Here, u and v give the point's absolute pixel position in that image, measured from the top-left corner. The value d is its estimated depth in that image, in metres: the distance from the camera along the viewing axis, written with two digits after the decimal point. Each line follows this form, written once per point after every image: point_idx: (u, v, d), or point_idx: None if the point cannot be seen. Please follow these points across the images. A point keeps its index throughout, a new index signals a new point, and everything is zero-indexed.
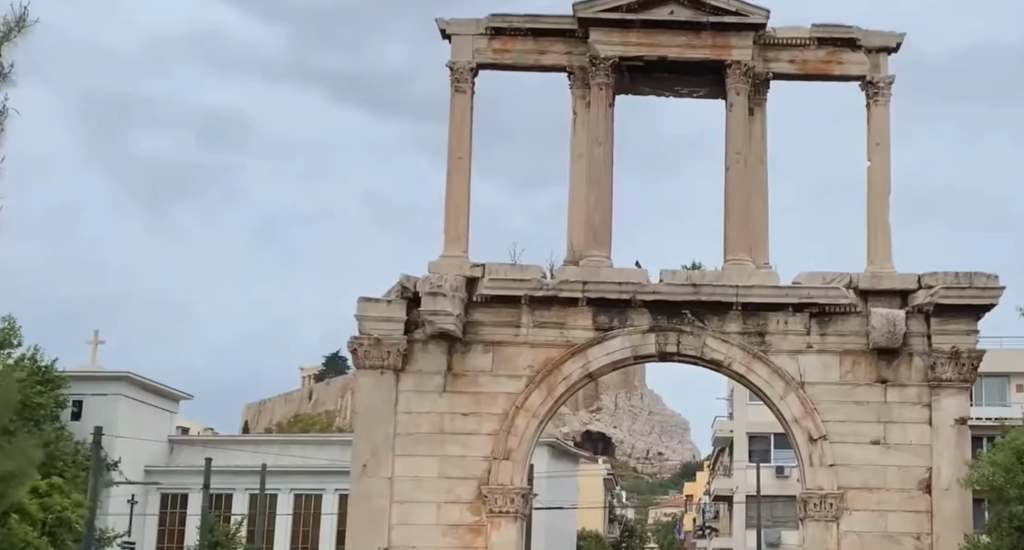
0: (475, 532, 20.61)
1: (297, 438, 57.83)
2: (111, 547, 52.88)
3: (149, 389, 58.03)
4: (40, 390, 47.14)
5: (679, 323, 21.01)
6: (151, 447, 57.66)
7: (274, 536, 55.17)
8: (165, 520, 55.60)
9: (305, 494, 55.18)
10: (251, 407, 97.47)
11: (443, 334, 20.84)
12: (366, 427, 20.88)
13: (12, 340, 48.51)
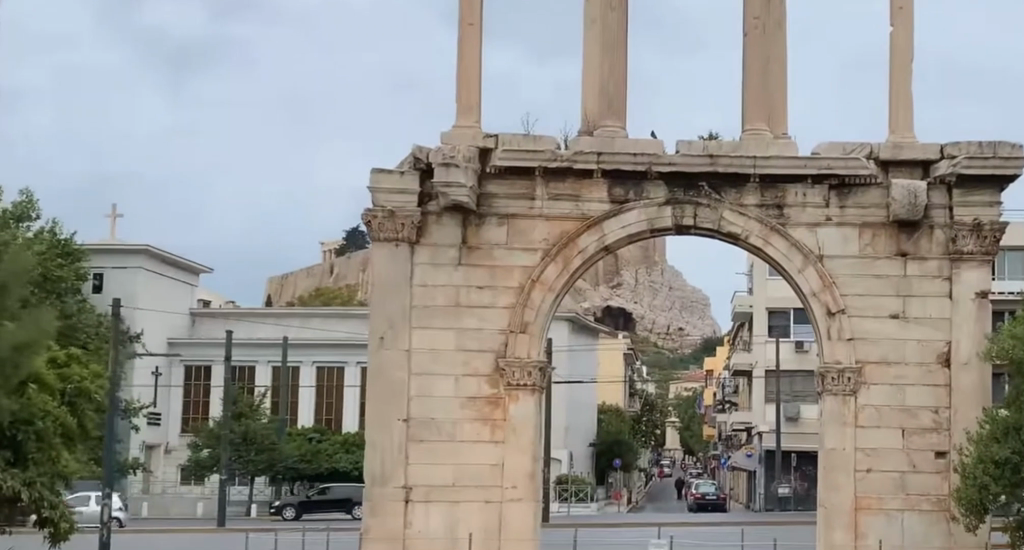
0: (492, 405, 20.65)
1: (318, 312, 58.35)
2: (138, 418, 53.76)
3: (170, 262, 58.38)
4: (60, 263, 47.51)
5: (696, 195, 20.65)
6: (173, 320, 58.27)
7: (296, 406, 55.72)
8: (189, 391, 56.43)
9: (328, 366, 55.86)
10: (273, 281, 98.25)
11: (456, 207, 20.57)
12: (381, 300, 20.77)
13: (31, 215, 48.71)
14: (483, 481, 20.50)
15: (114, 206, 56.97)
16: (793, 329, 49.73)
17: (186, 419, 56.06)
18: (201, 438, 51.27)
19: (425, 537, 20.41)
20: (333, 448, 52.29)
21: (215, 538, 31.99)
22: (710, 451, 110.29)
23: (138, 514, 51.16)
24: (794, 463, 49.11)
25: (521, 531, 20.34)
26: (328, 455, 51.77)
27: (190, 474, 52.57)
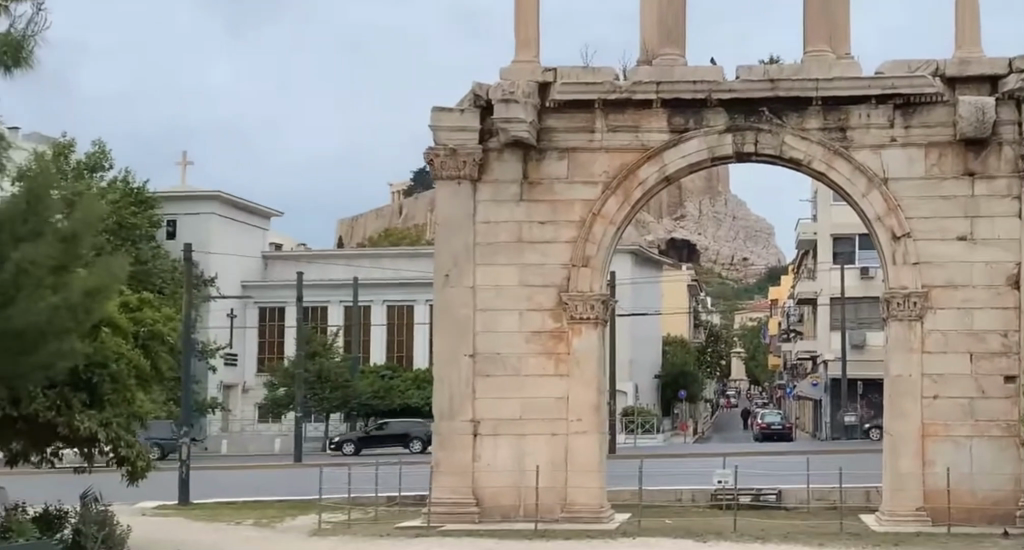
0: (557, 339, 20.76)
1: (387, 251, 59.11)
2: (216, 358, 54.91)
3: (241, 207, 59.22)
4: (132, 212, 48.32)
5: (756, 121, 20.52)
6: (247, 263, 59.24)
7: (369, 346, 56.66)
8: (265, 332, 57.52)
9: (398, 305, 56.42)
10: (345, 224, 99.50)
11: (517, 142, 20.64)
12: (446, 237, 20.98)
13: (104, 164, 49.56)
14: (550, 414, 20.66)
15: (184, 154, 57.82)
16: (858, 256, 51.21)
17: (263, 358, 57.23)
18: (277, 377, 52.33)
19: (494, 470, 20.63)
20: (405, 385, 52.86)
21: (289, 474, 32.74)
22: (776, 381, 110.46)
23: (217, 452, 52.39)
24: (860, 392, 50.30)
25: (587, 462, 20.44)
26: (400, 391, 52.40)
27: (269, 412, 53.72)
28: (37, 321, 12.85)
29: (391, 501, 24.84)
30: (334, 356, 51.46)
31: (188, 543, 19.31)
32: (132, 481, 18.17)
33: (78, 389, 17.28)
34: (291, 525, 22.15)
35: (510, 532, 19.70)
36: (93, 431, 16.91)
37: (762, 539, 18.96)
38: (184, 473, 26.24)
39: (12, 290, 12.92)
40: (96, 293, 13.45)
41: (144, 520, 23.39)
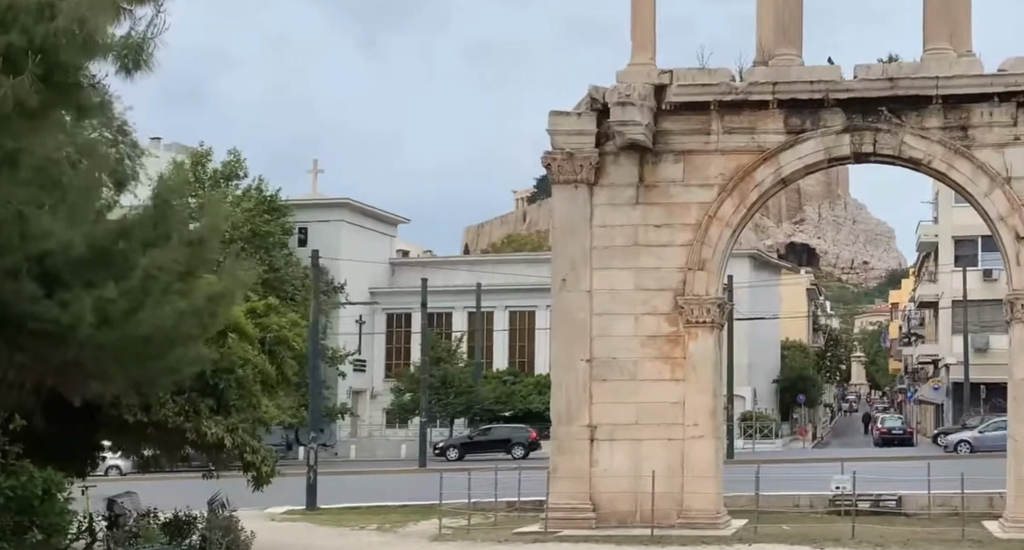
0: (673, 343, 20.65)
1: (509, 258, 59.78)
2: (344, 364, 56.02)
3: (369, 214, 60.41)
4: (266, 219, 49.72)
5: (875, 121, 20.25)
6: (375, 270, 60.37)
7: (491, 351, 57.05)
8: (392, 338, 58.58)
9: (520, 310, 57.02)
10: (470, 232, 100.93)
11: (633, 145, 20.58)
12: (562, 239, 21.01)
13: (238, 173, 51.13)
14: (666, 419, 20.57)
15: (314, 163, 59.23)
16: (980, 259, 50.85)
17: (390, 364, 58.16)
18: (402, 384, 53.17)
19: (611, 475, 20.60)
20: (527, 390, 53.11)
21: (410, 478, 33.28)
22: (897, 385, 108.55)
23: (347, 456, 53.30)
24: (984, 396, 50.81)
25: (704, 468, 20.27)
26: (522, 397, 52.64)
27: (396, 417, 54.55)
28: (165, 326, 13.30)
29: (512, 505, 25.08)
30: (458, 362, 52.04)
31: (316, 547, 19.75)
32: (257, 488, 17.18)
33: (205, 394, 16.46)
34: (413, 530, 22.50)
35: (627, 537, 19.65)
36: (220, 438, 16.14)
37: (882, 547, 18.57)
38: (311, 478, 26.87)
39: (141, 295, 13.32)
40: (220, 299, 13.85)
41: (271, 523, 23.99)
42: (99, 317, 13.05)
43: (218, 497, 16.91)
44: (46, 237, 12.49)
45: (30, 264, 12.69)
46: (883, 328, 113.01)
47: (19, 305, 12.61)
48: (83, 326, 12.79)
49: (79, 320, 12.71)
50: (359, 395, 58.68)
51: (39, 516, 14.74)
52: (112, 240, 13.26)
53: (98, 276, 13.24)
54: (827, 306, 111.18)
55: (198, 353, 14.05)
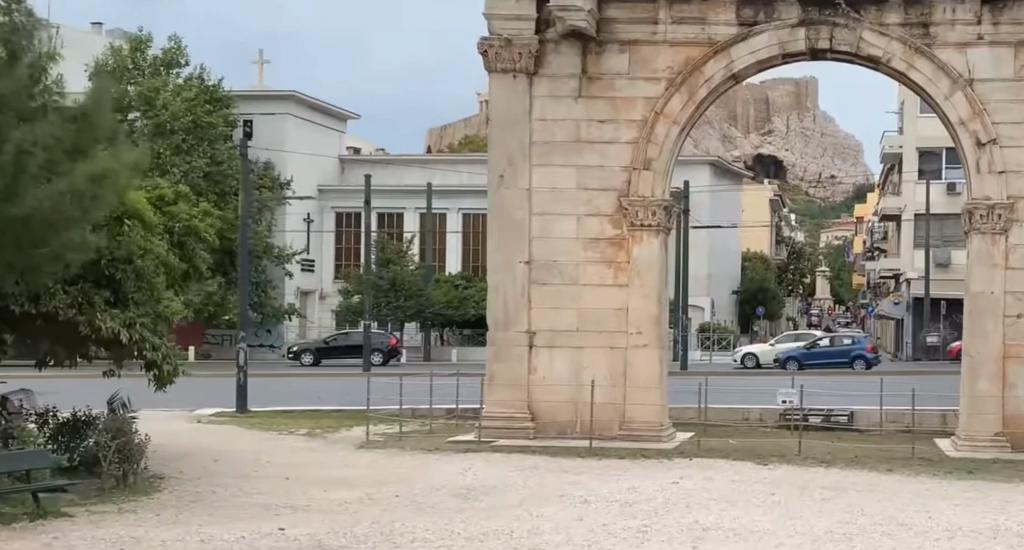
0: (616, 247, 19.32)
1: (463, 158, 58.94)
2: (292, 265, 54.74)
3: (318, 108, 58.38)
4: (206, 112, 47.80)
5: (832, 15, 18.90)
6: (324, 165, 58.86)
7: (444, 254, 56.16)
8: (341, 239, 57.39)
9: (475, 214, 56.03)
10: (434, 133, 99.50)
11: (576, 33, 19.01)
12: (501, 132, 19.47)
13: (180, 61, 48.82)
14: (608, 327, 19.31)
15: (261, 54, 57.08)
16: (945, 172, 50.15)
17: (339, 265, 57.27)
18: (351, 285, 51.92)
19: (550, 384, 19.38)
20: (480, 294, 52.34)
21: (348, 381, 32.28)
22: (859, 300, 108.26)
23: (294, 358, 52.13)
24: (943, 312, 50.22)
25: (647, 378, 19.13)
26: (475, 302, 51.60)
27: (344, 318, 53.25)
28: (43, 208, 11.58)
29: (449, 412, 23.89)
30: (408, 266, 50.75)
31: (231, 450, 18.37)
32: (160, 388, 15.72)
33: (100, 286, 15.01)
34: (340, 436, 21.13)
35: (563, 448, 18.52)
36: (116, 332, 14.61)
37: (827, 464, 17.58)
38: (239, 379, 25.58)
39: (14, 172, 11.54)
40: (105, 179, 12.12)
41: (194, 424, 22.75)
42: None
43: (119, 396, 15.18)
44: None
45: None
46: (846, 242, 112.41)
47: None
48: None
49: None
50: (307, 296, 57.80)
51: None
52: None
53: None
54: (791, 217, 110.44)
55: (84, 238, 12.22)
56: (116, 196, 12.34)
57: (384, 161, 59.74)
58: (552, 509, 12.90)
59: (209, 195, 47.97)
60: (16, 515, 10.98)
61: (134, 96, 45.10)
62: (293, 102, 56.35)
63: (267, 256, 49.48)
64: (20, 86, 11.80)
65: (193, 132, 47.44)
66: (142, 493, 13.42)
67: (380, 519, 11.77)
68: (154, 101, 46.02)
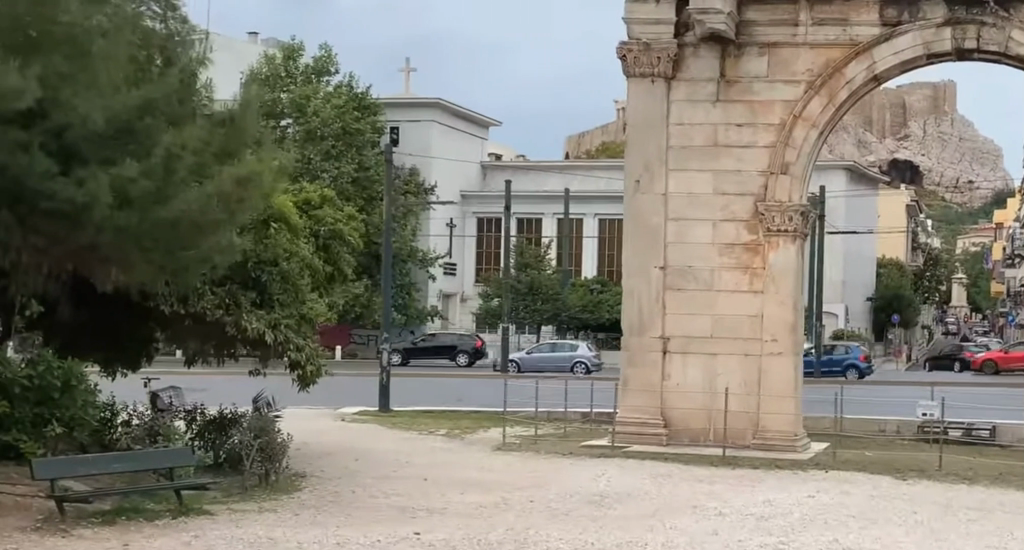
0: (752, 253, 18.91)
1: (599, 164, 59.75)
2: (436, 267, 56.34)
3: (461, 115, 59.75)
4: (355, 118, 49.13)
5: (980, 14, 18.20)
6: (468, 170, 60.18)
7: (580, 258, 56.80)
8: (482, 243, 58.36)
9: (611, 219, 56.75)
10: (571, 140, 99.55)
11: (716, 37, 18.70)
12: (638, 137, 19.31)
13: (329, 69, 49.78)
14: (743, 334, 18.92)
15: (407, 62, 58.56)
16: None
17: (480, 269, 58.18)
18: (491, 288, 52.55)
19: (684, 390, 19.12)
20: (615, 298, 52.85)
21: (480, 383, 32.47)
22: (998, 312, 104.72)
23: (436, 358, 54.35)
24: None
25: (781, 386, 18.68)
26: (610, 306, 51.78)
27: (485, 321, 53.94)
28: (193, 210, 11.69)
29: (584, 416, 23.76)
30: (546, 271, 51.07)
31: (370, 449, 18.54)
32: (302, 387, 15.83)
33: (247, 288, 15.26)
34: (478, 437, 21.09)
35: (696, 456, 18.21)
36: (261, 333, 14.79)
37: (970, 481, 16.97)
38: (382, 380, 25.84)
39: (165, 173, 11.72)
40: (250, 182, 12.31)
41: (336, 423, 23.04)
42: (118, 198, 11.26)
43: (263, 395, 15.45)
44: (14, 96, 10.07)
45: (44, 137, 10.83)
46: (986, 250, 108.91)
47: (27, 180, 10.64)
48: (100, 207, 10.91)
49: (96, 200, 10.82)
50: (449, 300, 58.88)
51: (60, 408, 14.06)
52: (135, 115, 11.51)
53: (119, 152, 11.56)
54: (927, 223, 107.58)
55: (232, 240, 12.60)
56: (259, 199, 12.54)
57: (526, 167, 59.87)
58: (685, 520, 12.70)
59: (358, 200, 49.04)
60: (160, 512, 11.18)
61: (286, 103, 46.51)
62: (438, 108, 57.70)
63: (413, 260, 51.22)
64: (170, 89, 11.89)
65: (342, 137, 48.50)
66: (283, 491, 13.55)
67: (514, 526, 11.73)
68: (305, 109, 47.39)
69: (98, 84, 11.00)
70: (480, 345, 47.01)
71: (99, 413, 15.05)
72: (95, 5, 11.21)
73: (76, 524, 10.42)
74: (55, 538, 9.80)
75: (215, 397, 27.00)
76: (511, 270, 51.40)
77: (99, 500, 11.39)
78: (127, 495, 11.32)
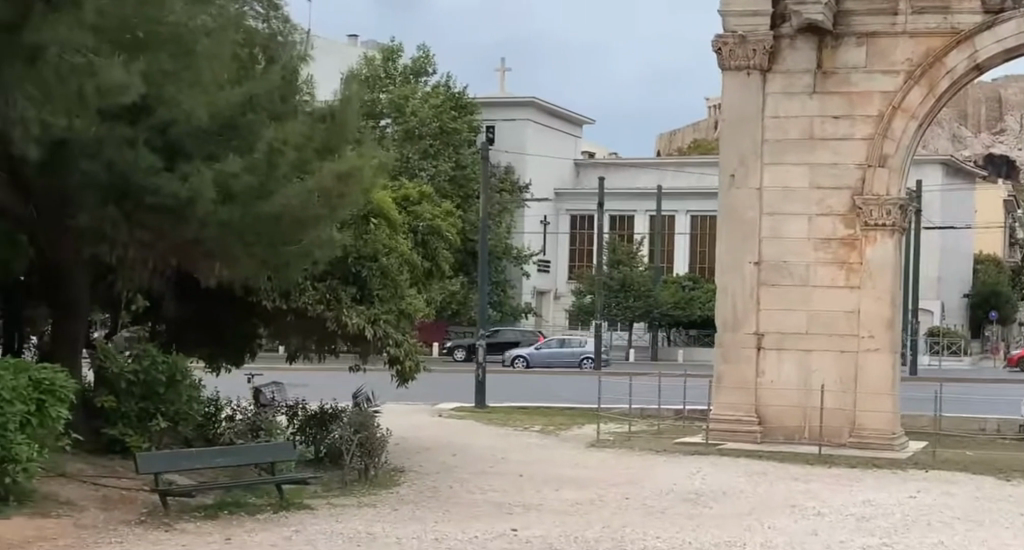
0: (848, 248, 18.52)
1: (689, 162, 61.10)
2: (529, 265, 58.12)
3: (554, 114, 62.46)
4: (453, 117, 50.96)
5: None
6: (561, 168, 62.68)
7: (672, 254, 59.10)
8: (575, 240, 60.74)
9: (702, 216, 58.75)
10: (662, 138, 98.79)
11: (812, 28, 18.40)
12: (733, 132, 19.09)
13: (427, 70, 52.10)
14: (839, 330, 18.54)
15: (502, 64, 61.52)
16: None
17: (573, 266, 60.46)
18: (584, 285, 52.77)
19: (778, 388, 18.81)
20: (707, 294, 52.56)
21: (572, 379, 32.48)
22: None
23: None
24: None
25: (879, 384, 18.22)
26: (701, 304, 51.87)
27: (578, 318, 54.11)
28: (293, 206, 11.89)
29: (677, 413, 23.56)
30: (638, 268, 51.09)
31: (465, 445, 18.58)
32: (402, 383, 15.72)
33: (346, 284, 15.33)
34: (572, 433, 21.01)
35: (791, 454, 17.92)
36: (361, 329, 14.73)
37: None
38: (478, 375, 25.96)
39: (267, 170, 11.90)
40: (350, 177, 12.36)
41: (430, 418, 23.19)
42: (221, 193, 11.54)
43: (363, 391, 15.51)
44: (120, 91, 10.21)
45: (148, 133, 11.26)
46: None
47: (132, 176, 11.14)
48: (204, 202, 11.25)
49: (199, 196, 11.19)
50: (543, 295, 61.32)
51: (165, 403, 14.15)
52: (238, 111, 11.90)
53: (222, 148, 11.85)
54: None
55: (332, 235, 12.65)
56: (359, 195, 12.57)
57: (617, 163, 62.17)
58: (783, 520, 12.51)
59: (456, 197, 50.55)
60: (261, 507, 11.29)
61: (385, 103, 48.57)
62: (531, 108, 60.72)
63: (507, 257, 53.53)
64: (271, 86, 12.15)
65: (440, 137, 50.04)
66: (382, 486, 13.61)
67: (610, 523, 11.63)
68: (403, 108, 49.10)
69: (202, 82, 11.31)
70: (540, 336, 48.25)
71: (205, 408, 15.27)
72: (199, 5, 11.43)
73: (179, 518, 10.55)
74: (159, 532, 9.94)
75: (315, 392, 27.42)
76: (605, 267, 51.39)
77: (201, 494, 11.54)
78: (229, 489, 11.43)
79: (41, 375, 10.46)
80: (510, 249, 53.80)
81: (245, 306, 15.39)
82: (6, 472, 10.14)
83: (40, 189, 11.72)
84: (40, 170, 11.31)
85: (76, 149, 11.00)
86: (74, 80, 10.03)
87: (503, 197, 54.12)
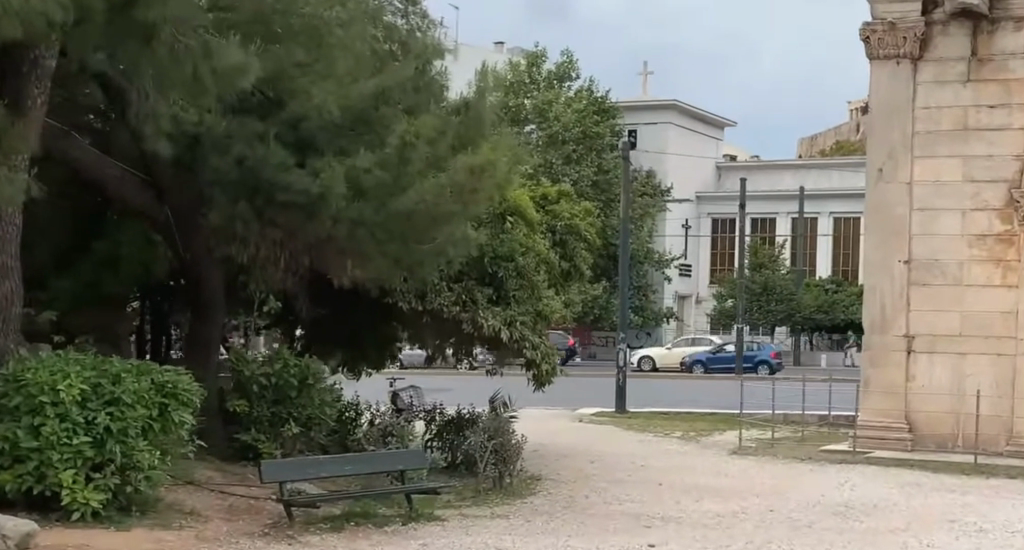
0: (1006, 244, 17.40)
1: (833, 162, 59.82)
2: (670, 269, 57.92)
3: (696, 117, 62.71)
4: (596, 120, 51.39)
5: None
6: (703, 171, 62.61)
7: (815, 257, 58.28)
8: (716, 243, 60.28)
9: (845, 218, 57.76)
10: (804, 142, 96.51)
11: (966, 11, 17.37)
12: (883, 122, 18.13)
13: (572, 75, 52.95)
14: (994, 332, 17.41)
15: (644, 69, 62.30)
16: None
17: (714, 269, 60.12)
18: (725, 289, 52.45)
19: (930, 393, 17.73)
20: (850, 298, 51.46)
21: (716, 387, 31.75)
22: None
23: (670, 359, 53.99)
24: None
25: None
26: (845, 306, 51.04)
27: (718, 322, 53.20)
28: (427, 203, 11.48)
29: (823, 419, 22.62)
30: (779, 271, 50.16)
31: (604, 453, 18.05)
32: (538, 387, 15.21)
33: (483, 285, 14.84)
34: (714, 440, 20.27)
35: (946, 464, 16.81)
36: (497, 330, 14.24)
37: None
38: (619, 380, 25.44)
39: (398, 165, 11.49)
40: (485, 173, 11.92)
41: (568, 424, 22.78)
42: (352, 189, 11.22)
43: (500, 396, 15.13)
44: (238, 72, 9.34)
45: (279, 127, 11.07)
46: None
47: (264, 171, 10.90)
48: (334, 198, 10.85)
49: (329, 190, 10.78)
50: (684, 301, 60.83)
51: (297, 407, 13.87)
52: (372, 106, 11.58)
53: (352, 144, 11.45)
54: None
55: (466, 235, 12.20)
56: (495, 192, 12.13)
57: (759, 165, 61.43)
58: (943, 537, 11.64)
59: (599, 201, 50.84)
60: (389, 518, 10.96)
61: (530, 108, 49.35)
62: (673, 111, 60.83)
63: (649, 261, 53.45)
64: (402, 80, 11.81)
65: (583, 142, 50.54)
66: (516, 494, 13.19)
67: (754, 539, 10.96)
68: (548, 113, 49.68)
69: (336, 74, 11.16)
70: (571, 343, 46.45)
71: (345, 412, 14.88)
72: None
73: (305, 530, 10.25)
74: (282, 545, 9.63)
75: (457, 397, 27.30)
76: (746, 271, 50.74)
77: (330, 504, 11.28)
78: (358, 499, 11.13)
79: (164, 377, 10.29)
80: (652, 254, 53.93)
81: (383, 309, 15.17)
82: (128, 481, 10.02)
83: (174, 186, 12.02)
84: (176, 167, 11.75)
85: (209, 144, 11.08)
86: (188, 62, 9.13)
87: (645, 200, 53.73)
